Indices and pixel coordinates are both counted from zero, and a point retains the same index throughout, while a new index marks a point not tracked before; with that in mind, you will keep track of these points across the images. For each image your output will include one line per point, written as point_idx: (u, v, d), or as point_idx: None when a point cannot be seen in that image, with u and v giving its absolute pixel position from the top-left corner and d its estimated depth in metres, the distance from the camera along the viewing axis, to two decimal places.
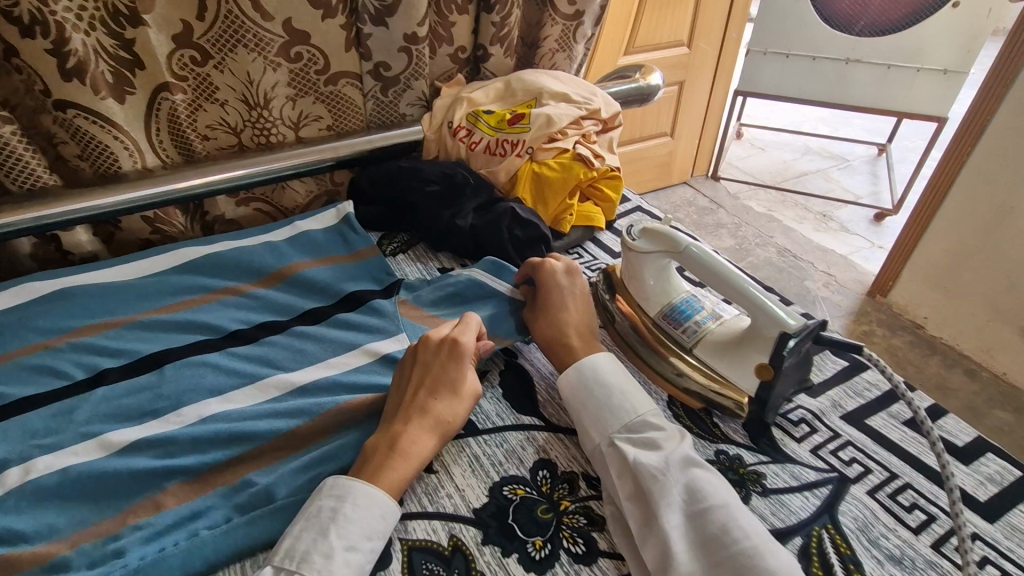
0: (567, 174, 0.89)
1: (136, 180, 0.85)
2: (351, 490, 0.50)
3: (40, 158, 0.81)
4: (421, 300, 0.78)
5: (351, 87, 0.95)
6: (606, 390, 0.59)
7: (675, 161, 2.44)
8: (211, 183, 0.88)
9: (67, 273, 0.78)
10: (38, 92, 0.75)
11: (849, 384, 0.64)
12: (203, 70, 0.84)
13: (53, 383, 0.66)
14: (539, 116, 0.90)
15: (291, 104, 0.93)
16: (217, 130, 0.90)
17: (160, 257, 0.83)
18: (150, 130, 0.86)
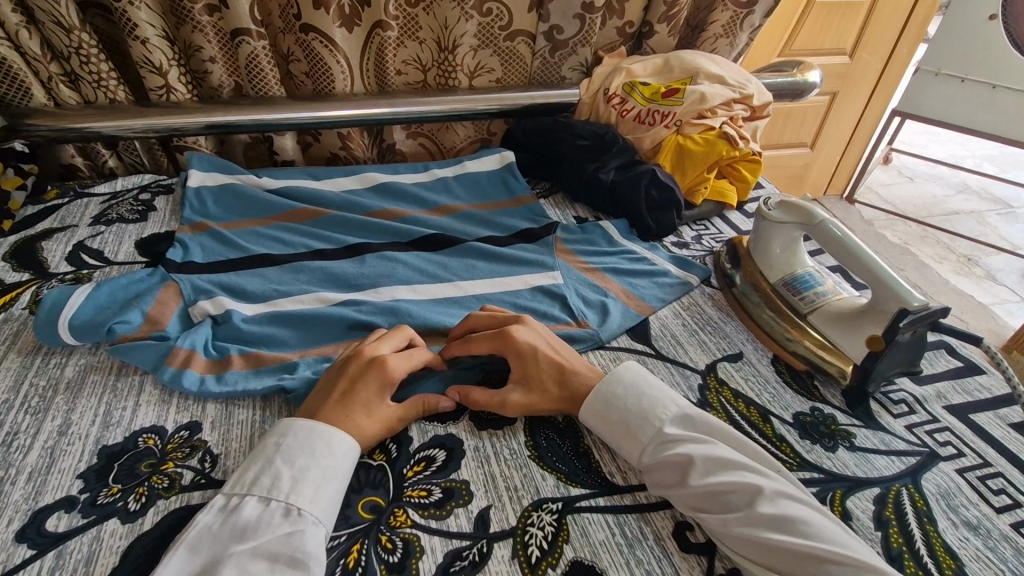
0: (710, 149, 0.95)
1: (338, 100, 1.03)
2: (319, 430, 0.52)
3: (274, 72, 1.01)
4: (574, 241, 0.89)
5: (524, 44, 1.06)
6: (622, 417, 0.57)
7: (809, 176, 2.35)
8: (396, 113, 1.05)
9: (286, 173, 0.98)
10: (292, 16, 0.95)
11: (958, 381, 0.67)
12: (414, 11, 1.00)
13: (272, 246, 0.85)
14: (694, 93, 0.96)
15: (472, 55, 1.05)
16: (410, 65, 1.07)
17: (354, 171, 1.00)
18: (362, 60, 1.04)
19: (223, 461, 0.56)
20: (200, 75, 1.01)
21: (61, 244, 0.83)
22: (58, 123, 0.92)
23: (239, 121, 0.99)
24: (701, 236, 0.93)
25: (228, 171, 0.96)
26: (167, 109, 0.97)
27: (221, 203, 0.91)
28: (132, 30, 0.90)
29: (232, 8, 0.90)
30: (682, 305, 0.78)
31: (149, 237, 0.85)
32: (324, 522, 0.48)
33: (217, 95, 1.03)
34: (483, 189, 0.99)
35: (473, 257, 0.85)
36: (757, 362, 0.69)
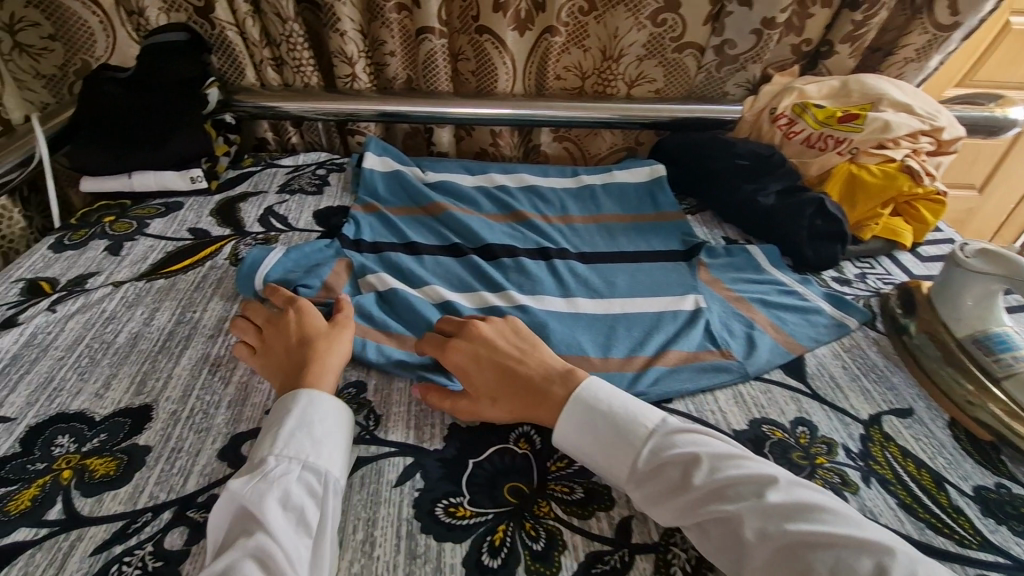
0: (888, 183, 0.87)
1: (501, 99, 1.08)
2: (293, 394, 0.55)
3: (446, 69, 1.07)
4: (717, 267, 0.84)
5: (692, 57, 1.04)
6: (591, 420, 0.54)
7: (973, 223, 2.08)
8: (552, 115, 1.07)
9: (446, 166, 1.04)
10: (470, 17, 1.01)
11: None
12: (585, 20, 1.01)
13: (430, 232, 0.89)
14: (877, 120, 0.89)
15: (637, 65, 1.05)
16: (570, 72, 1.08)
17: (509, 169, 1.04)
18: (527, 62, 1.07)
19: (383, 422, 0.60)
20: (380, 68, 1.10)
21: (254, 208, 0.94)
22: (263, 102, 1.05)
23: (408, 113, 1.07)
24: (865, 275, 0.86)
25: (395, 158, 1.03)
26: (349, 96, 1.07)
27: (385, 186, 0.98)
28: (334, 25, 1.00)
29: (422, 9, 0.97)
30: (841, 348, 0.72)
31: (325, 209, 0.95)
32: (329, 459, 0.51)
33: (390, 85, 1.12)
34: (632, 199, 0.98)
35: (620, 267, 0.84)
36: (930, 422, 0.63)
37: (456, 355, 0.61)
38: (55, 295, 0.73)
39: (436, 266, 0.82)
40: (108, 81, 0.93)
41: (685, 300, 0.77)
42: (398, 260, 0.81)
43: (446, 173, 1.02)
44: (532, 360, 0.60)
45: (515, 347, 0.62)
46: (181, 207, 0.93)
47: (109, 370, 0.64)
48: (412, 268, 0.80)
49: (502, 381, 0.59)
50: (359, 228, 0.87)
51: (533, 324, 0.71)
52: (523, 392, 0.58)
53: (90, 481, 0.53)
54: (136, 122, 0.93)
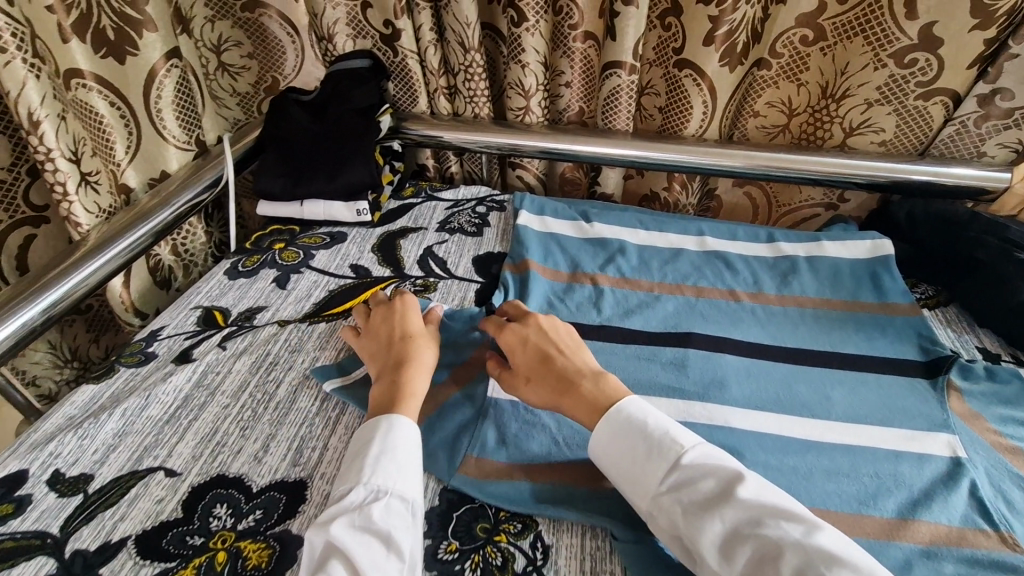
0: None
1: (688, 143, 0.94)
2: (379, 421, 0.54)
3: (630, 106, 0.95)
4: (977, 402, 0.63)
5: (940, 107, 0.83)
6: (635, 425, 0.52)
7: None
8: (748, 167, 0.91)
9: (615, 216, 0.92)
10: (671, 49, 0.88)
11: None
12: (807, 49, 0.85)
13: (594, 303, 0.78)
14: None
15: (863, 110, 0.87)
16: (773, 108, 0.92)
17: (689, 225, 0.90)
18: (728, 104, 0.92)
19: (554, 559, 0.50)
20: (552, 97, 1.01)
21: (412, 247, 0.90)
22: (433, 132, 1.01)
23: (581, 153, 0.97)
24: None
25: (552, 212, 0.93)
26: (520, 131, 0.99)
27: (539, 241, 0.88)
28: (514, 56, 0.93)
29: (619, 40, 0.86)
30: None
31: (485, 256, 0.88)
32: (411, 487, 0.50)
33: (562, 117, 1.03)
34: (846, 281, 0.80)
35: (831, 377, 0.67)
36: None
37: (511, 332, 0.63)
38: (226, 330, 0.73)
39: (597, 356, 0.70)
40: (291, 106, 0.94)
41: (939, 441, 0.59)
42: None
43: (615, 227, 0.90)
44: (575, 357, 0.60)
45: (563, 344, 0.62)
46: (345, 239, 0.91)
47: (269, 428, 0.61)
48: None
49: (529, 352, 0.61)
50: (511, 297, 0.78)
51: (733, 451, 0.58)
52: (557, 382, 0.58)
53: (244, 571, 0.49)
54: (314, 150, 0.93)
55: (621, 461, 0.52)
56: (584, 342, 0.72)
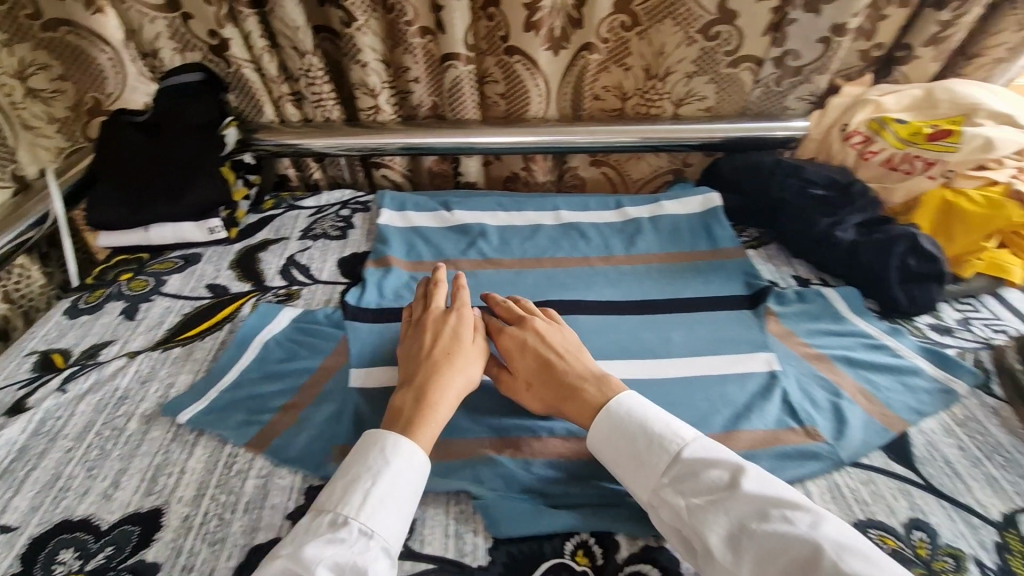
0: (995, 213, 0.74)
1: (535, 124, 1.00)
2: (376, 441, 0.52)
3: (473, 95, 0.99)
4: (790, 322, 0.73)
5: (748, 72, 0.92)
6: (633, 419, 0.54)
7: None
8: (594, 141, 0.98)
9: (476, 202, 0.95)
10: (498, 37, 0.92)
11: None
12: (627, 35, 0.91)
13: (458, 285, 0.81)
14: (976, 137, 0.77)
15: (685, 82, 0.94)
16: (610, 91, 0.99)
17: (545, 202, 0.95)
18: (562, 84, 0.98)
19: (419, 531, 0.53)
20: (402, 95, 1.02)
21: (274, 259, 0.88)
22: (289, 140, 0.99)
23: (438, 146, 0.99)
24: (969, 321, 0.73)
25: (413, 207, 0.94)
26: (375, 130, 1.00)
27: (402, 238, 0.89)
28: (353, 57, 0.93)
29: (448, 33, 0.89)
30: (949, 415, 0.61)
31: (349, 257, 0.88)
32: (391, 531, 0.48)
33: (415, 114, 1.04)
34: (684, 235, 0.88)
35: (670, 320, 0.74)
36: None
37: (460, 323, 0.65)
38: (65, 372, 0.69)
39: None
40: (125, 127, 0.89)
41: (758, 359, 0.67)
42: None
43: (477, 212, 0.93)
44: (573, 360, 0.61)
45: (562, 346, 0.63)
46: (199, 260, 0.88)
47: (117, 463, 0.58)
48: None
49: (529, 356, 0.62)
50: (377, 293, 0.79)
51: None
52: (557, 386, 0.59)
53: None
54: (151, 170, 0.88)
55: (625, 457, 0.53)
56: None
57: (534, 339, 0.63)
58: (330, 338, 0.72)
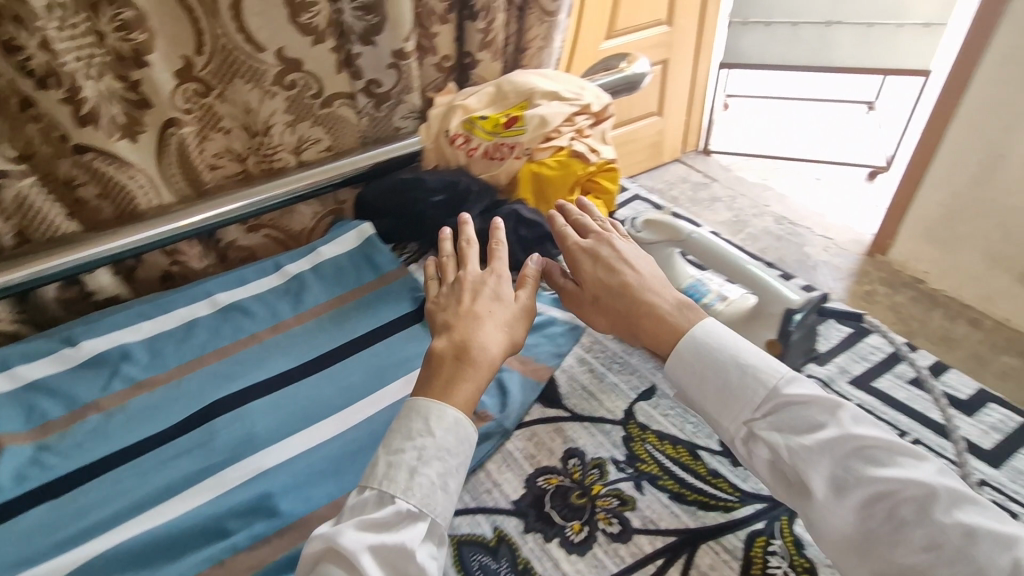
0: (565, 171, 0.96)
1: (349, 155, 1.04)
2: (691, 343, 0.63)
3: (285, 147, 0.98)
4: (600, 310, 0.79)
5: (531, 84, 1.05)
6: (716, 358, 0.62)
7: (666, 139, 2.89)
8: (402, 152, 1.05)
9: (306, 250, 0.96)
10: (307, 92, 0.94)
11: (970, 415, 0.68)
12: (408, 60, 0.98)
13: (306, 350, 0.81)
14: (534, 118, 0.97)
15: (477, 100, 1.05)
16: (409, 113, 1.07)
17: (365, 227, 0.99)
18: (365, 114, 1.03)
19: None
20: (201, 169, 0.92)
21: (102, 346, 0.79)
22: (44, 251, 0.82)
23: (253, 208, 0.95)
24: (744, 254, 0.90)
25: (233, 279, 0.91)
26: (162, 216, 0.89)
27: (235, 321, 0.86)
28: (108, 157, 0.82)
29: (237, 88, 0.88)
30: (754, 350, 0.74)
31: (175, 348, 0.81)
32: (439, 501, 0.55)
33: (220, 185, 0.96)
34: None
35: None
36: None
37: (589, 274, 0.71)
38: None
39: (311, 398, 0.75)
40: None
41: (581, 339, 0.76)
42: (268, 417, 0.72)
43: (305, 263, 0.94)
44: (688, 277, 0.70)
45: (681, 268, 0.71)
46: None
47: None
48: (287, 418, 0.72)
49: (602, 280, 0.70)
50: (220, 385, 0.76)
51: None
52: (675, 306, 0.67)
53: None
54: None
55: (694, 395, 0.63)
56: (296, 391, 0.76)
57: (597, 253, 0.72)
58: (159, 449, 0.70)
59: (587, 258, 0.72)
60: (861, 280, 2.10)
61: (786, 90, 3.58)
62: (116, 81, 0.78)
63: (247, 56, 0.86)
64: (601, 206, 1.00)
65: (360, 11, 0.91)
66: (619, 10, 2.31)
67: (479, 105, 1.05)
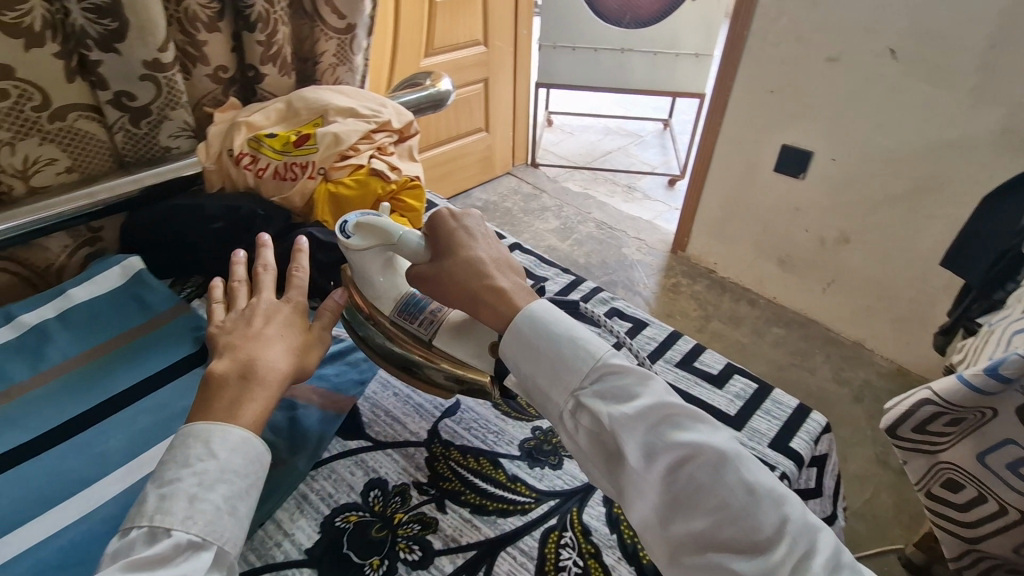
0: (364, 190, 0.93)
1: (106, 178, 0.89)
2: (519, 329, 0.58)
3: (8, 172, 0.80)
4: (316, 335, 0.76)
5: (321, 100, 1.00)
6: (550, 338, 0.57)
7: (495, 153, 2.99)
8: (174, 173, 0.93)
9: (45, 301, 0.81)
10: (31, 110, 0.79)
11: (762, 408, 0.70)
12: (167, 74, 0.89)
13: (54, 414, 0.68)
14: (325, 135, 0.92)
15: (261, 117, 0.97)
16: (181, 136, 0.96)
17: (129, 264, 0.86)
18: (120, 134, 0.90)
19: None
20: None
21: None
22: None
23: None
24: (539, 262, 0.96)
25: None
26: None
27: None
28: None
29: None
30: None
31: None
32: (222, 534, 0.49)
33: None
34: None
35: None
36: None
37: (443, 246, 0.64)
38: None
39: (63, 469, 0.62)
40: None
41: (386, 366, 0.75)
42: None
43: (41, 318, 0.79)
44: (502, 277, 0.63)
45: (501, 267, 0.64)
46: None
47: None
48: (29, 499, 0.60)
49: (460, 261, 0.62)
50: None
51: None
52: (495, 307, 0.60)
53: None
54: None
55: (530, 373, 0.58)
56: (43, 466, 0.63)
57: (449, 236, 0.64)
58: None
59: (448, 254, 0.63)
60: (667, 272, 2.40)
61: (592, 105, 3.98)
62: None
63: None
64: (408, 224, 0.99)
65: (94, 13, 0.79)
66: (434, 27, 2.34)
67: (266, 121, 0.98)
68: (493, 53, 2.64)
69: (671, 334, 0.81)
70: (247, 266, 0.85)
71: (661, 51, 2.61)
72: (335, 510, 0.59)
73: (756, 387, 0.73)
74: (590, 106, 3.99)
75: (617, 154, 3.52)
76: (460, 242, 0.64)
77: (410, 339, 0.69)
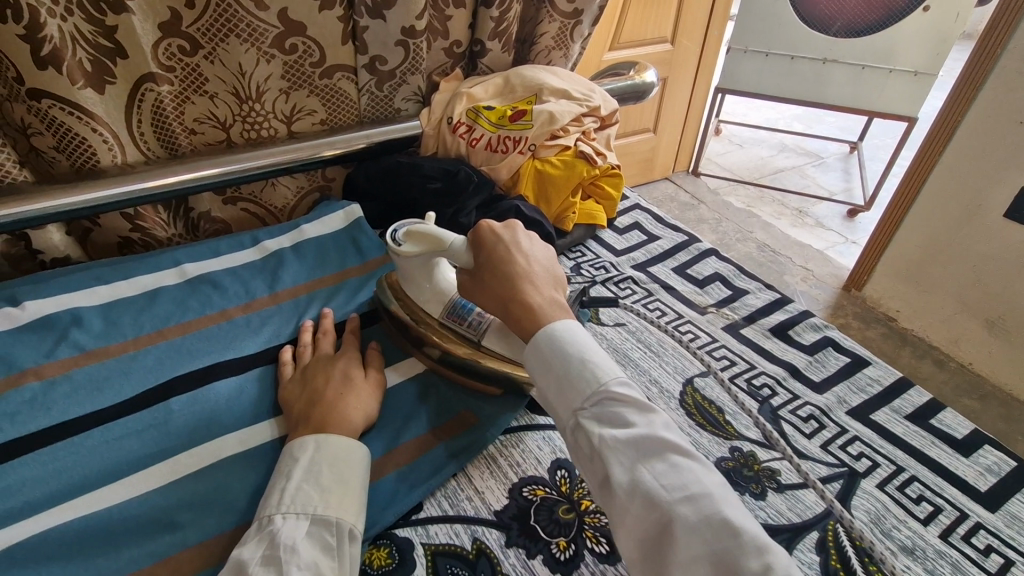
0: (569, 171, 0.93)
1: (349, 130, 0.99)
2: (537, 342, 0.54)
3: (278, 114, 0.93)
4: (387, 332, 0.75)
5: (540, 77, 1.01)
6: (556, 350, 0.53)
7: (658, 156, 2.87)
8: (401, 132, 1.01)
9: (277, 235, 0.91)
10: (309, 66, 0.90)
11: (1019, 489, 0.60)
12: (416, 41, 0.95)
13: (287, 330, 0.77)
14: (541, 113, 0.93)
15: (481, 88, 1.01)
16: (410, 100, 1.04)
17: (351, 211, 0.95)
18: (367, 94, 0.99)
19: None
20: (193, 128, 0.87)
21: (49, 308, 0.74)
22: (32, 204, 0.74)
23: (231, 174, 0.88)
24: (739, 273, 0.89)
25: (206, 253, 0.86)
26: (149, 169, 0.83)
27: (204, 295, 0.80)
28: (69, 105, 0.74)
29: (233, 55, 0.83)
30: (744, 377, 0.70)
31: (147, 318, 0.76)
32: (331, 508, 0.50)
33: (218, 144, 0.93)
34: None
35: None
36: (828, 441, 0.63)
37: (480, 255, 0.62)
38: None
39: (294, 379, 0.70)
40: None
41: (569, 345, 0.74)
42: (238, 398, 0.67)
43: (273, 248, 0.88)
44: (536, 292, 0.58)
45: (541, 284, 0.59)
46: None
47: None
48: (267, 399, 0.67)
49: (492, 269, 0.60)
50: (192, 360, 0.71)
51: (424, 414, 0.64)
52: (524, 320, 0.57)
53: None
54: None
55: (533, 385, 0.55)
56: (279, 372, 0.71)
57: (488, 247, 0.61)
58: (108, 426, 0.63)
59: (484, 267, 0.61)
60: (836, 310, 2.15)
61: (767, 117, 3.67)
62: (86, 21, 0.72)
63: (247, 39, 0.83)
64: (602, 211, 0.98)
65: None
66: (625, 21, 2.28)
67: (485, 94, 1.01)
68: (679, 52, 2.51)
69: (899, 380, 0.71)
70: (454, 229, 0.89)
71: (871, 65, 2.14)
72: (521, 482, 0.59)
73: (1013, 464, 0.62)
74: (765, 117, 3.67)
75: (791, 174, 3.22)
76: (493, 255, 0.61)
77: (462, 345, 0.66)
